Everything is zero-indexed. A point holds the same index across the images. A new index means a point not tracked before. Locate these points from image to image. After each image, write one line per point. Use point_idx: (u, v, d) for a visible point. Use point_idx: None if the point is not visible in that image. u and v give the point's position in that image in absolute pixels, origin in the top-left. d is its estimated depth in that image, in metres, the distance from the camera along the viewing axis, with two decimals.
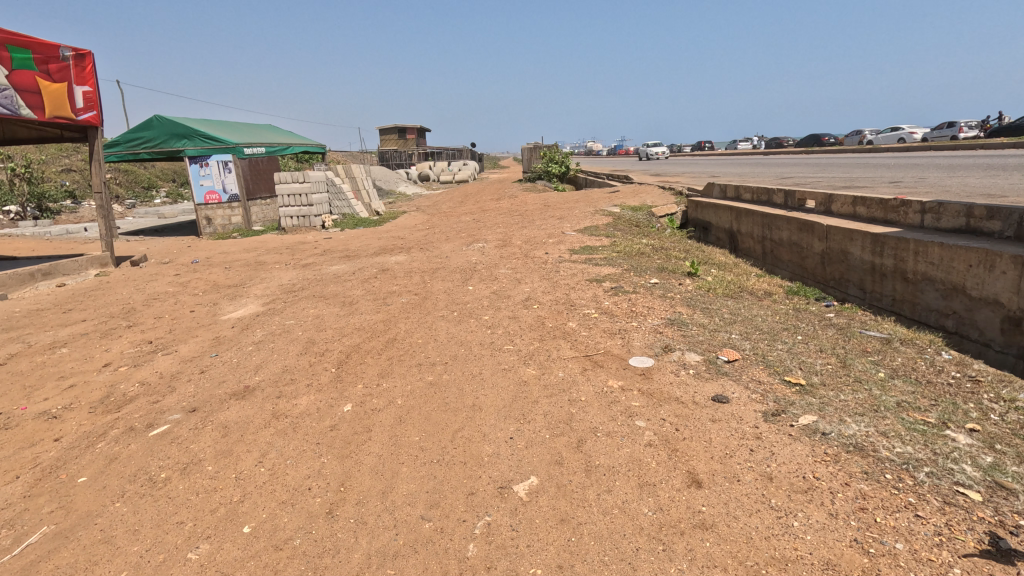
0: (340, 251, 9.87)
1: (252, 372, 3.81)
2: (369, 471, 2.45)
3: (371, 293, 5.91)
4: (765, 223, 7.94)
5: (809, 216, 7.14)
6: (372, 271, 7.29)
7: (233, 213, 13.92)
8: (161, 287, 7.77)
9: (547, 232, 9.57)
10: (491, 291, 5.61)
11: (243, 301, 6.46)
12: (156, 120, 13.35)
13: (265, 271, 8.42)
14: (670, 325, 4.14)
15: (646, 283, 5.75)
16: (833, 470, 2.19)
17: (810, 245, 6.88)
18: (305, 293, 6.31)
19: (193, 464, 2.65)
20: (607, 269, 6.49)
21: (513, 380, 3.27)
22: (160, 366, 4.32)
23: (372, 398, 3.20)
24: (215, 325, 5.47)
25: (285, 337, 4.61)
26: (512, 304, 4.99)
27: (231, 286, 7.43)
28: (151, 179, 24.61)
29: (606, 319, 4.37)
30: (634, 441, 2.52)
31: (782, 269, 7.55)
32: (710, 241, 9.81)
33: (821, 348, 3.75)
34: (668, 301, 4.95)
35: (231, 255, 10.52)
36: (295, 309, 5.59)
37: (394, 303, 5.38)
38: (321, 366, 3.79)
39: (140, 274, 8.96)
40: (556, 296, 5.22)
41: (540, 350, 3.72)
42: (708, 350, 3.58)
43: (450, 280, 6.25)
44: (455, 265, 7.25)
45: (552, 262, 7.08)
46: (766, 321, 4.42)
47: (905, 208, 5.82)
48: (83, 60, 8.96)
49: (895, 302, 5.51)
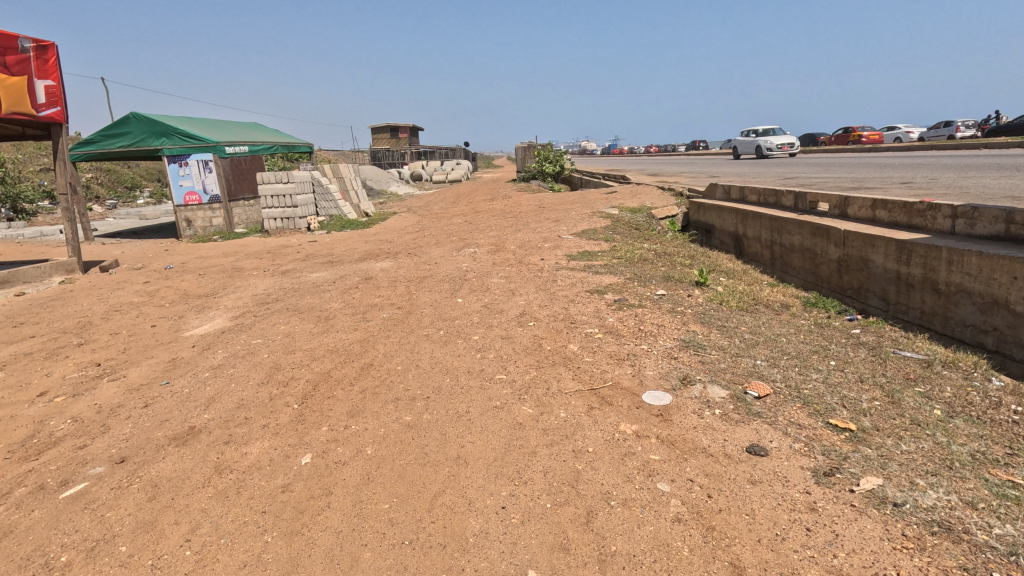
0: (324, 256, 9.32)
1: (201, 407, 3.27)
2: (322, 559, 1.92)
3: (350, 306, 5.38)
4: (774, 228, 7.46)
5: (824, 220, 6.66)
6: (354, 279, 6.75)
7: (214, 214, 13.37)
8: (125, 297, 7.18)
9: (543, 236, 9.07)
10: (483, 304, 5.09)
11: (211, 314, 5.92)
12: (133, 117, 12.69)
13: (241, 279, 7.87)
14: (685, 348, 3.64)
15: (652, 295, 5.24)
16: (922, 566, 1.70)
17: (826, 251, 6.41)
18: (279, 305, 5.78)
19: (105, 542, 2.11)
20: (609, 278, 5.99)
21: (506, 423, 2.75)
22: (102, 396, 3.77)
23: (337, 447, 2.67)
24: (175, 343, 4.91)
25: (249, 361, 4.06)
26: (505, 321, 4.48)
27: (202, 297, 6.86)
28: (135, 179, 23.91)
29: (612, 341, 3.85)
30: (658, 515, 2.01)
31: (793, 276, 7.07)
32: (713, 245, 9.35)
33: (861, 377, 3.25)
34: (679, 318, 4.44)
35: (209, 260, 9.97)
36: (265, 326, 5.04)
37: (374, 319, 4.86)
38: (281, 402, 3.25)
39: (108, 281, 8.37)
40: (554, 311, 4.72)
41: (538, 381, 3.20)
42: (734, 383, 3.07)
43: (437, 291, 5.73)
44: (444, 273, 6.71)
45: (548, 269, 6.59)
46: (791, 343, 3.91)
47: (933, 212, 5.35)
48: (45, 52, 8.37)
49: (924, 315, 5.05)
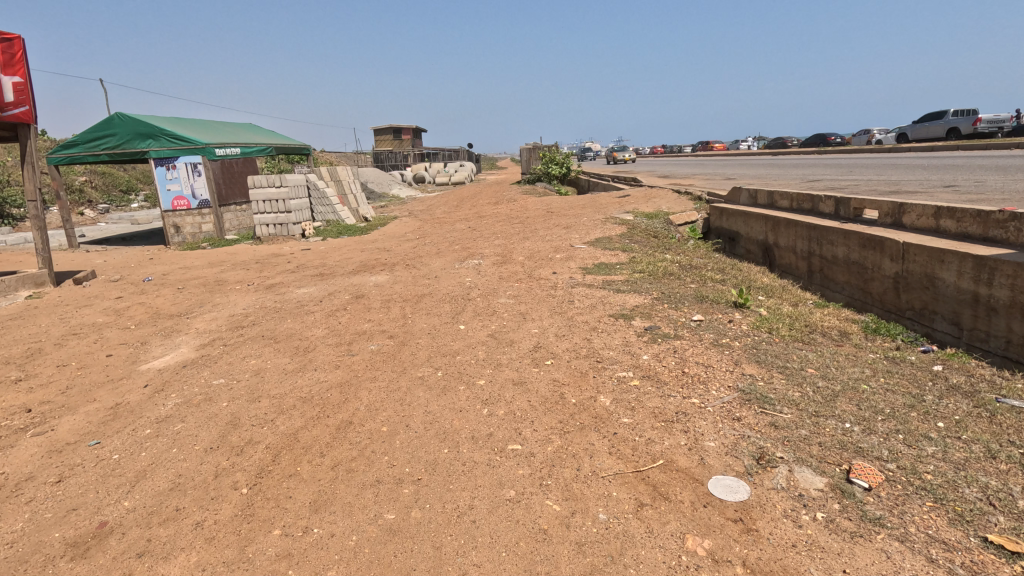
0: (315, 267, 8.60)
1: (124, 489, 2.51)
2: None
3: (336, 334, 4.63)
4: (813, 237, 6.68)
5: (874, 230, 5.89)
6: (343, 298, 5.97)
7: (204, 220, 12.59)
8: (91, 316, 6.46)
9: (553, 245, 8.30)
10: (489, 334, 4.30)
11: (178, 341, 5.17)
12: (118, 119, 12.01)
13: (222, 294, 7.14)
14: (748, 403, 2.86)
15: (689, 322, 4.45)
16: None
17: (878, 265, 5.63)
18: (255, 331, 5.02)
19: None
20: (633, 299, 5.21)
21: (525, 534, 1.98)
22: (15, 461, 3.01)
23: (289, 568, 1.92)
24: (126, 381, 4.15)
25: (202, 413, 3.29)
26: (517, 359, 3.69)
27: (173, 317, 6.10)
28: (130, 182, 23.20)
29: (653, 390, 3.06)
30: None
31: (837, 292, 6.29)
32: (738, 254, 8.58)
33: (990, 448, 2.47)
34: (727, 354, 3.65)
35: (192, 270, 9.25)
36: (233, 360, 4.27)
37: (359, 353, 4.08)
38: (227, 483, 2.47)
39: (78, 296, 7.67)
40: (574, 344, 3.95)
41: (563, 458, 2.44)
42: (829, 464, 2.29)
43: (437, 314, 4.97)
44: (446, 290, 5.94)
45: (563, 287, 5.83)
46: (877, 392, 3.11)
47: (1018, 224, 4.55)
48: (11, 45, 7.58)
49: (1011, 346, 4.26)
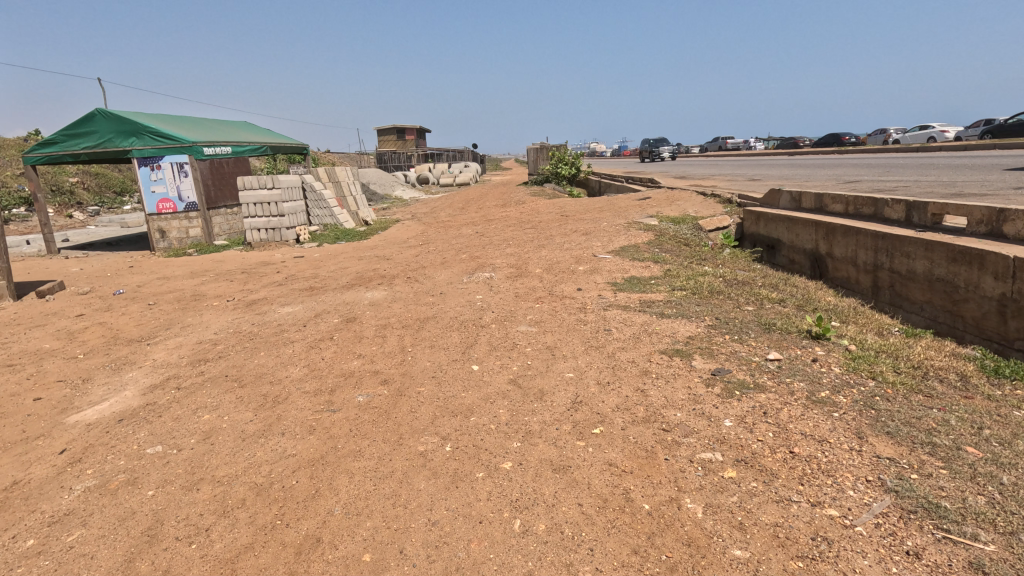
0: (305, 279, 7.67)
1: None
2: None
3: (316, 373, 3.70)
4: (882, 247, 5.68)
5: (967, 241, 4.88)
6: (331, 322, 5.01)
7: (191, 224, 11.64)
8: (39, 340, 5.55)
9: (574, 255, 7.33)
10: (510, 379, 3.35)
11: (125, 378, 4.21)
12: (99, 115, 11.10)
13: (194, 313, 6.20)
14: (916, 523, 1.88)
15: (766, 363, 3.46)
16: None
17: (976, 283, 4.65)
18: (221, 367, 4.09)
19: None
20: (684, 327, 4.23)
21: None
22: None
23: None
24: (42, 442, 3.20)
25: (114, 509, 2.34)
26: (553, 425, 2.70)
27: (132, 343, 5.17)
28: (126, 184, 22.38)
29: (760, 490, 2.09)
30: None
31: (915, 313, 5.32)
32: (781, 265, 7.59)
33: None
34: (842, 421, 2.66)
35: (171, 282, 8.32)
36: (183, 411, 3.34)
37: (342, 408, 3.10)
38: None
39: (34, 313, 6.75)
40: (625, 399, 2.97)
41: None
42: None
43: (443, 346, 4.03)
44: (452, 312, 4.99)
45: (593, 308, 4.87)
46: None
47: None
48: None
49: None
